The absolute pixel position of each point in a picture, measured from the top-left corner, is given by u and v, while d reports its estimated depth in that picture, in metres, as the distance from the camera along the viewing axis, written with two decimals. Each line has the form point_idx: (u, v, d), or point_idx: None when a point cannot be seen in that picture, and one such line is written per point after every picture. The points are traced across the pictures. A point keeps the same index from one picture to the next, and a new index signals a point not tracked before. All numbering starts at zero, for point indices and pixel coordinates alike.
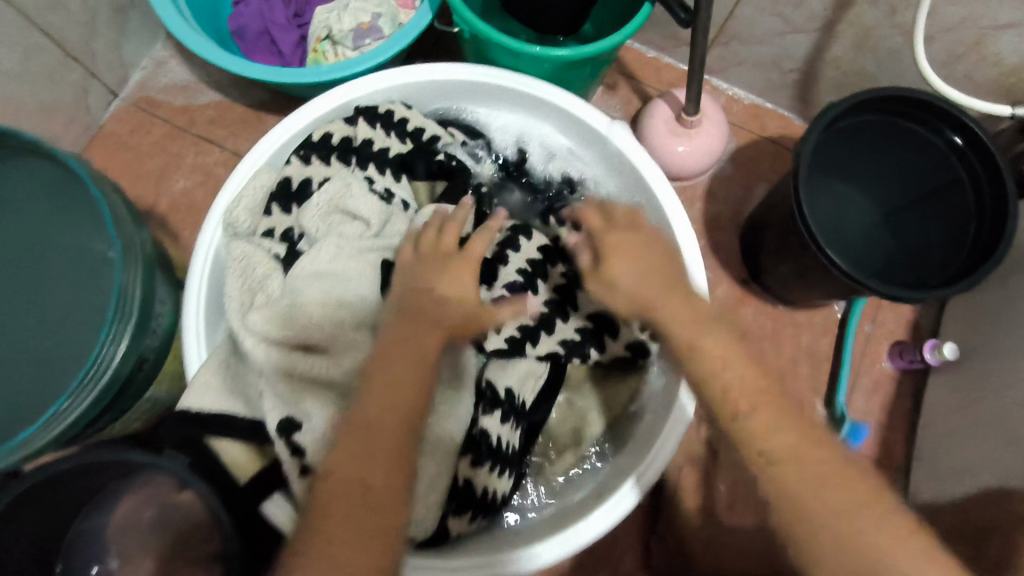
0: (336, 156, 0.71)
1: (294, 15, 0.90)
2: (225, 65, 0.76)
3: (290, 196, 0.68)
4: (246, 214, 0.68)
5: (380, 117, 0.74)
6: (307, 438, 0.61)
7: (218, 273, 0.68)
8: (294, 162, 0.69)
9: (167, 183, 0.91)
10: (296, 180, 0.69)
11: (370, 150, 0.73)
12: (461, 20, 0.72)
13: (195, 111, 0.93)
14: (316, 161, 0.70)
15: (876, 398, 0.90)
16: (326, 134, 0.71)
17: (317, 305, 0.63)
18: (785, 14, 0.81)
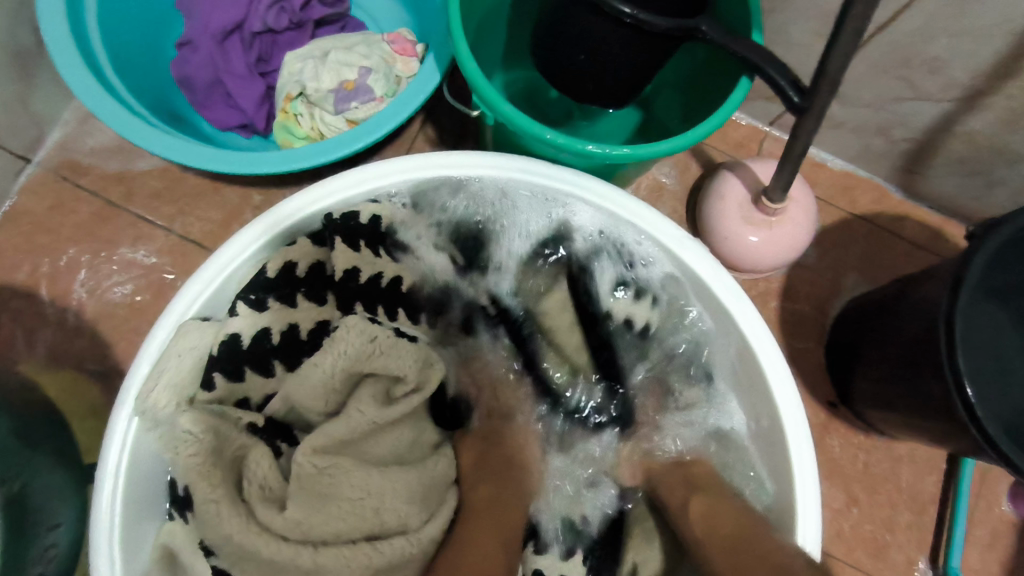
0: (303, 292, 0.53)
1: (257, 60, 0.69)
2: (164, 152, 0.56)
3: (242, 357, 0.50)
4: (169, 391, 0.47)
5: (363, 232, 0.55)
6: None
7: (137, 475, 0.47)
8: (241, 310, 0.49)
9: (95, 278, 0.70)
10: (249, 335, 0.50)
11: (356, 282, 0.56)
12: (483, 102, 0.51)
13: (134, 181, 0.72)
14: (276, 304, 0.51)
15: (990, 553, 0.71)
16: (288, 265, 0.51)
17: (355, 488, 0.50)
18: (914, 80, 0.62)
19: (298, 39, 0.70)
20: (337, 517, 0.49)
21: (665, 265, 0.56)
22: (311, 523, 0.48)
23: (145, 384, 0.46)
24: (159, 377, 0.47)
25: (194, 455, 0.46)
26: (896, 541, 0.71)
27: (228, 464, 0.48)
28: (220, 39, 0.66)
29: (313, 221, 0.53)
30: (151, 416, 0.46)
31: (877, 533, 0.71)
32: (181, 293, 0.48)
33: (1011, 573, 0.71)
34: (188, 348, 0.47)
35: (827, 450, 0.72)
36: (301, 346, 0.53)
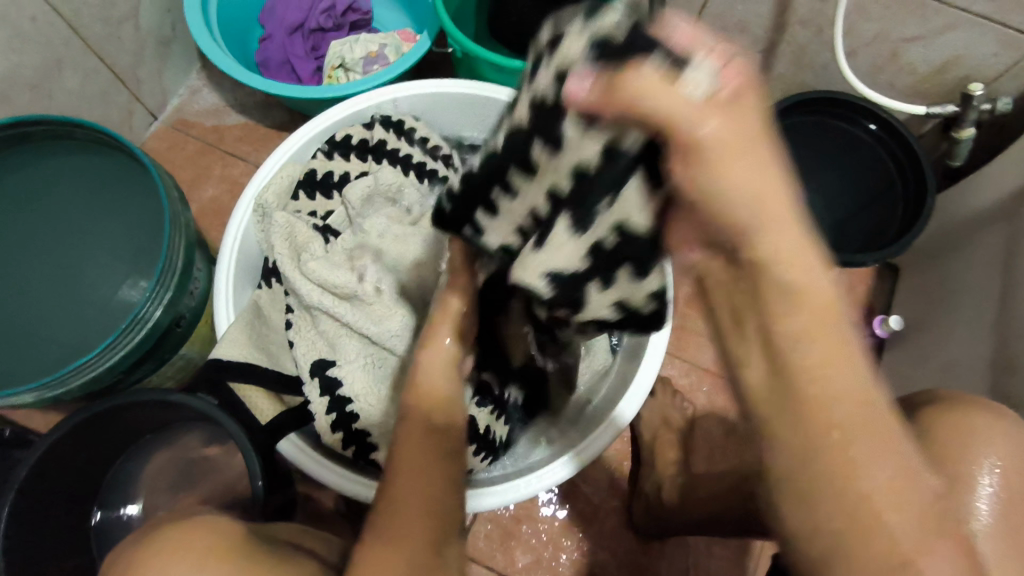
0: (355, 154, 0.83)
1: (312, 48, 1.04)
2: (253, 82, 0.86)
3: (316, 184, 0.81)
4: (274, 196, 0.78)
5: (394, 125, 0.86)
6: (342, 372, 0.72)
7: (245, 250, 0.77)
8: (319, 157, 0.82)
9: (197, 191, 1.02)
10: (321, 171, 0.81)
11: (385, 148, 0.84)
12: (455, 42, 0.85)
13: (224, 131, 1.05)
14: (338, 157, 0.83)
15: None
16: (347, 135, 0.83)
17: (359, 265, 0.74)
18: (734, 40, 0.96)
19: (339, 36, 1.06)
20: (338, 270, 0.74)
21: None
22: (325, 275, 0.72)
23: (260, 190, 0.77)
24: (264, 189, 0.78)
25: (286, 231, 0.76)
26: None
27: (302, 242, 0.76)
28: (289, 32, 1.02)
29: (364, 116, 0.86)
30: (261, 210, 0.77)
31: None
32: (285, 141, 0.80)
33: None
34: (284, 175, 0.80)
35: None
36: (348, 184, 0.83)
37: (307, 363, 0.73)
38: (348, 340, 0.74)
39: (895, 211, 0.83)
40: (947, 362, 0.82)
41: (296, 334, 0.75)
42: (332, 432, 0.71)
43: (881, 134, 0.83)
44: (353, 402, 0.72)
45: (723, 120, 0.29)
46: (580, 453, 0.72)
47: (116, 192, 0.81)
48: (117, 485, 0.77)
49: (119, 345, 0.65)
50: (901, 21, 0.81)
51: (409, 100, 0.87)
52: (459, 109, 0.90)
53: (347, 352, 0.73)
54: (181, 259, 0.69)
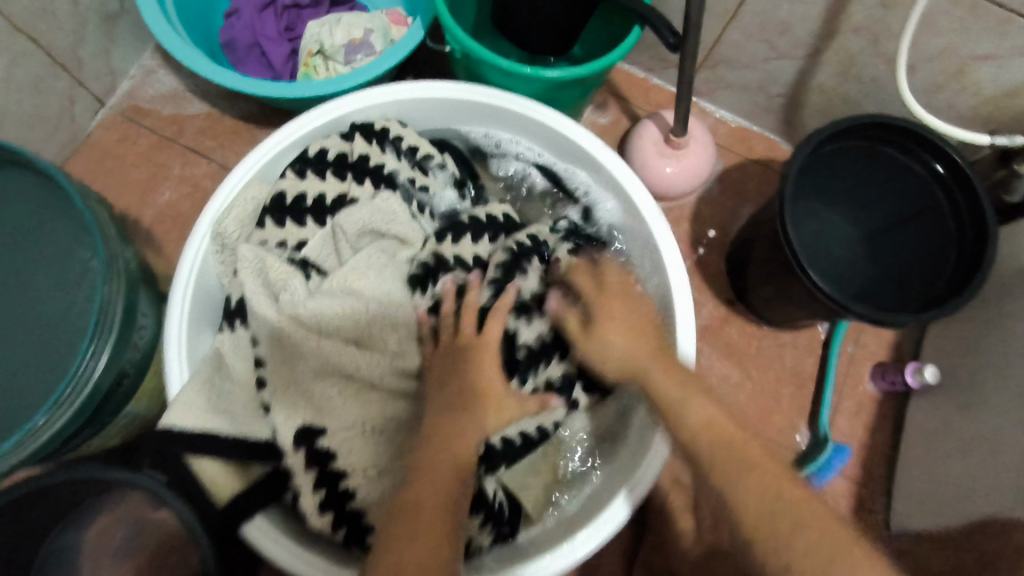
0: (331, 171, 0.71)
1: (286, 29, 0.90)
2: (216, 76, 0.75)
3: (285, 210, 0.68)
4: (235, 224, 0.67)
5: (375, 134, 0.73)
6: (333, 441, 0.64)
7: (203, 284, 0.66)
8: (288, 176, 0.69)
9: (151, 194, 0.89)
10: (291, 194, 0.69)
11: (366, 165, 0.72)
12: (453, 39, 0.72)
13: (185, 121, 0.92)
14: (310, 175, 0.70)
15: (857, 419, 0.90)
16: (321, 149, 0.71)
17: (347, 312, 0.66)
18: (772, 41, 0.83)
19: (317, 14, 0.92)
20: (350, 318, 0.67)
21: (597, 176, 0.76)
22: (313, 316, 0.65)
23: (218, 216, 0.66)
24: (226, 216, 0.66)
25: (255, 268, 0.66)
26: (782, 410, 0.90)
27: (279, 280, 0.66)
28: (260, 9, 0.89)
29: (341, 125, 0.73)
30: (220, 242, 0.67)
31: (768, 404, 0.90)
32: (250, 156, 0.68)
33: (873, 435, 0.90)
34: (250, 197, 0.68)
35: (728, 338, 0.92)
36: (322, 209, 0.70)
37: (289, 431, 0.62)
38: (336, 405, 0.66)
39: (947, 258, 0.72)
40: (979, 426, 0.74)
41: (272, 395, 0.64)
42: (319, 513, 0.62)
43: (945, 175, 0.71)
44: (347, 478, 0.64)
45: (624, 344, 0.62)
46: (632, 491, 0.64)
47: (36, 217, 0.67)
48: (52, 563, 0.66)
49: (57, 412, 0.55)
50: (975, 36, 0.69)
51: (394, 102, 0.74)
52: (456, 109, 0.76)
53: (338, 420, 0.65)
54: (120, 311, 0.59)
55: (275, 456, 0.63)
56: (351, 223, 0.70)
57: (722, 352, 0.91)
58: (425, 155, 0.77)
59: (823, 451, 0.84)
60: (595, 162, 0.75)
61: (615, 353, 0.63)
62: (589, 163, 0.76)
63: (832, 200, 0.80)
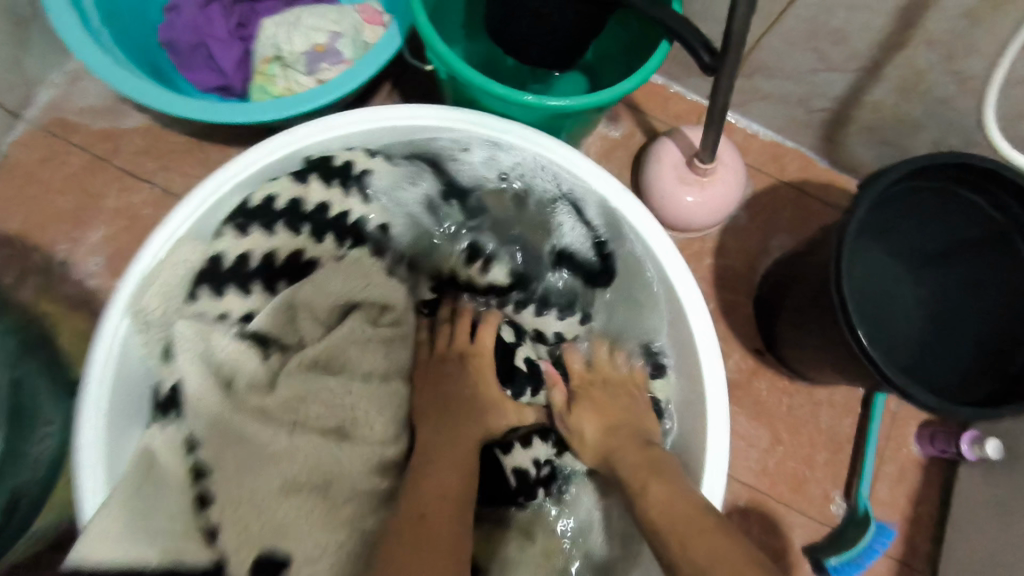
0: (283, 223, 0.58)
1: (237, 26, 0.75)
2: (159, 104, 0.63)
3: (224, 276, 0.55)
4: (160, 298, 0.54)
5: (337, 173, 0.60)
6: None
7: (123, 374, 0.52)
8: (227, 234, 0.56)
9: (82, 227, 0.75)
10: (231, 256, 0.56)
11: (326, 216, 0.60)
12: (436, 57, 0.58)
13: (120, 138, 0.78)
14: (255, 231, 0.57)
15: (899, 486, 0.79)
16: (269, 197, 0.57)
17: (319, 401, 0.54)
18: (821, 51, 0.69)
19: (275, 8, 0.76)
20: (324, 406, 0.54)
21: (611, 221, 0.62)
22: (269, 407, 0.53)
23: (135, 291, 0.52)
24: (148, 289, 0.53)
25: (196, 348, 0.53)
26: (815, 477, 0.79)
27: (228, 365, 0.53)
28: (203, 2, 0.73)
29: (293, 162, 0.59)
30: (143, 320, 0.53)
31: (799, 470, 0.80)
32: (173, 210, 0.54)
33: (916, 505, 0.79)
34: (176, 262, 0.54)
35: (755, 393, 0.81)
36: (275, 270, 0.58)
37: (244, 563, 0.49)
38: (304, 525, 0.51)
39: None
40: None
41: (219, 516, 0.50)
42: None
43: None
44: None
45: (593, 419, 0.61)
46: None
47: None
48: None
49: None
50: None
51: (365, 134, 0.59)
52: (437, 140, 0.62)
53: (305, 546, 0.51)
54: None
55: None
56: (321, 300, 0.57)
57: (747, 410, 0.80)
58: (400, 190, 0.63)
59: (866, 534, 0.74)
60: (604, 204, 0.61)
61: (588, 443, 0.60)
62: (597, 205, 0.62)
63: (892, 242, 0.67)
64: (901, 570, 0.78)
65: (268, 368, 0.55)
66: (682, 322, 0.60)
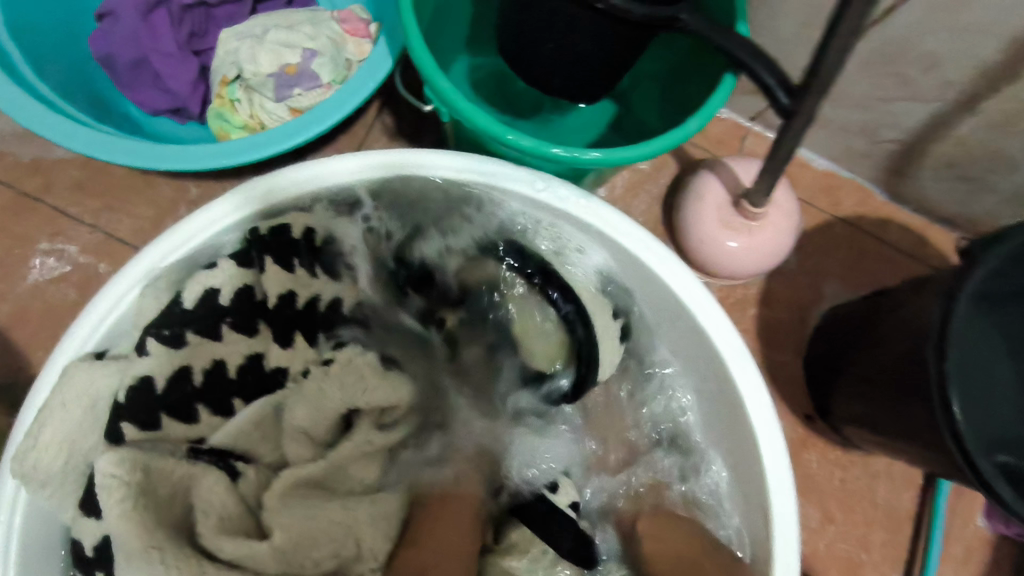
0: (233, 320, 0.45)
1: (191, 38, 0.62)
2: (86, 146, 0.50)
3: (159, 402, 0.43)
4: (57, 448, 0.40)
5: (298, 248, 0.49)
6: None
7: (26, 545, 0.40)
8: (152, 348, 0.43)
9: (7, 278, 0.63)
10: (162, 377, 0.43)
11: (293, 308, 0.48)
12: (438, 96, 0.45)
13: (53, 170, 0.65)
14: (194, 337, 0.44)
15: (965, 571, 0.69)
16: (208, 291, 0.44)
17: (308, 524, 0.43)
18: (906, 77, 0.58)
19: (238, 15, 0.63)
20: (314, 542, 0.43)
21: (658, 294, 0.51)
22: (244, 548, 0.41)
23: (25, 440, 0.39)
24: (40, 435, 0.40)
25: (128, 490, 0.39)
26: (871, 561, 0.68)
27: (173, 508, 0.41)
28: (146, 9, 0.59)
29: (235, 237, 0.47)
30: (34, 479, 0.39)
31: (852, 553, 0.68)
32: (79, 321, 0.42)
33: None
34: (76, 396, 0.41)
35: (804, 467, 0.69)
36: (227, 386, 0.46)
37: None
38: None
39: None
40: None
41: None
42: None
43: None
44: None
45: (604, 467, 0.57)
46: None
47: None
48: None
49: None
50: None
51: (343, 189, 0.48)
52: (427, 194, 0.51)
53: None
54: None
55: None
56: (303, 408, 0.46)
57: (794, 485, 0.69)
58: None
59: None
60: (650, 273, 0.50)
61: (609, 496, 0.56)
62: (643, 275, 0.51)
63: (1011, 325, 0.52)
64: None
65: (240, 498, 0.43)
66: (743, 421, 0.49)
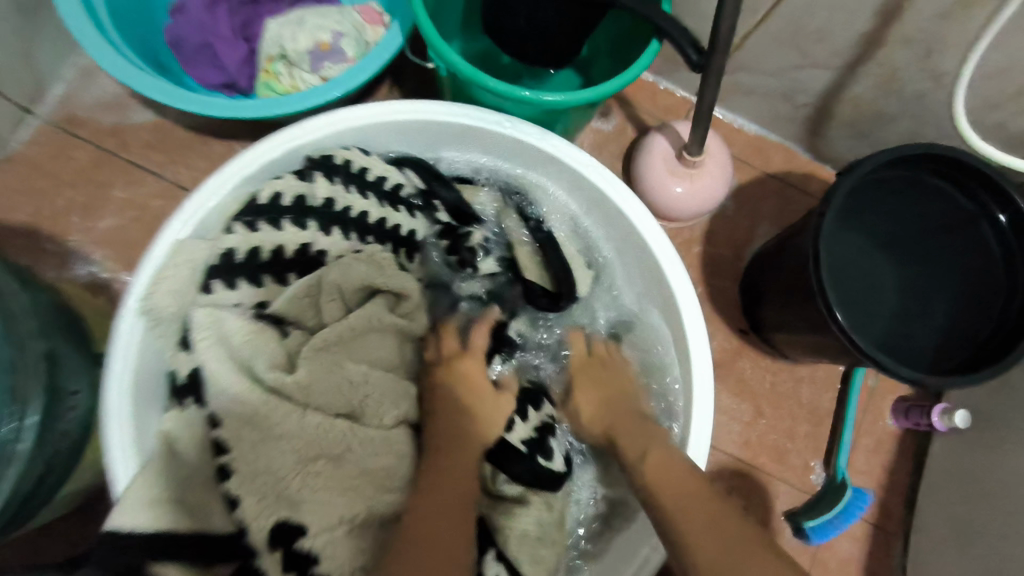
0: (290, 220, 0.60)
1: (241, 27, 0.78)
2: (171, 101, 0.65)
3: (238, 269, 0.57)
4: (169, 298, 0.55)
5: (339, 169, 0.62)
6: (315, 542, 0.53)
7: (141, 370, 0.54)
8: (238, 230, 0.57)
9: (93, 216, 0.78)
10: (242, 252, 0.57)
11: (332, 211, 0.62)
12: (438, 56, 0.61)
13: (128, 133, 0.80)
14: (265, 226, 0.59)
15: (875, 456, 0.85)
16: (275, 195, 0.59)
17: (335, 373, 0.57)
18: (804, 49, 0.73)
19: (279, 9, 0.79)
20: (334, 390, 0.57)
21: (603, 206, 0.68)
22: (298, 379, 0.55)
23: (147, 290, 0.54)
24: (158, 285, 0.54)
25: (212, 332, 0.54)
26: (796, 448, 0.84)
27: (247, 350, 0.55)
28: (209, 4, 0.75)
29: (294, 159, 0.62)
30: (154, 319, 0.55)
31: (780, 442, 0.84)
32: (178, 214, 0.56)
33: (891, 475, 0.84)
34: (184, 260, 0.55)
35: (739, 371, 0.85)
36: (285, 263, 0.60)
37: (262, 531, 0.52)
38: (319, 497, 0.54)
39: (993, 310, 0.64)
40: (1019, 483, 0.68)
41: (239, 489, 0.53)
42: None
43: (1006, 230, 0.63)
44: (319, 566, 0.53)
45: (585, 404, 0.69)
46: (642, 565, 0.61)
47: None
48: None
49: None
50: None
51: (370, 129, 0.64)
52: (438, 133, 0.67)
53: (317, 516, 0.54)
54: (39, 398, 0.48)
55: (242, 554, 0.52)
56: (346, 280, 0.60)
57: (732, 387, 0.85)
58: (395, 184, 0.67)
59: (844, 497, 0.79)
60: (596, 189, 0.67)
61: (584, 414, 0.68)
62: (590, 193, 0.68)
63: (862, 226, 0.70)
64: (877, 533, 0.83)
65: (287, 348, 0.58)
66: (669, 295, 0.67)
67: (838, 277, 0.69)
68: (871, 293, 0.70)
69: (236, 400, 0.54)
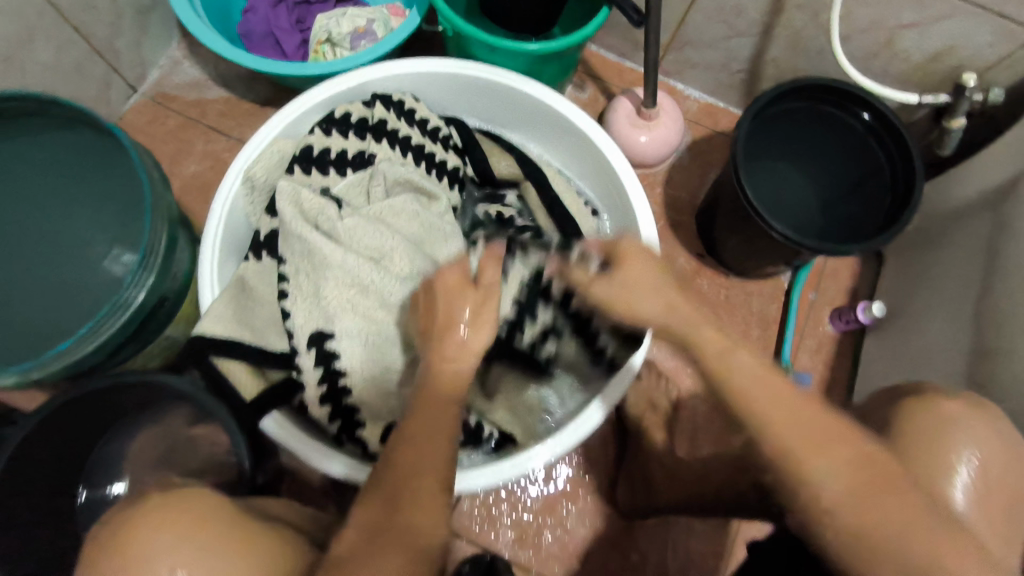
0: (353, 131, 0.82)
1: (297, 21, 1.02)
2: (245, 61, 0.84)
3: (312, 160, 0.79)
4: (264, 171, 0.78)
5: (393, 104, 0.84)
6: (341, 345, 0.72)
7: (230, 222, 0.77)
8: (317, 133, 0.81)
9: (180, 166, 1.00)
10: (318, 148, 0.80)
11: (385, 128, 0.83)
12: (446, 21, 0.83)
13: (207, 105, 1.03)
14: (336, 134, 0.81)
15: (817, 355, 1.00)
16: (347, 113, 0.82)
17: (373, 236, 0.75)
18: (729, 22, 0.94)
19: (324, 8, 1.03)
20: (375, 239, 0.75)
21: (571, 139, 0.88)
22: (351, 237, 0.74)
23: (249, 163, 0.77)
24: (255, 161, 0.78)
25: (293, 197, 0.74)
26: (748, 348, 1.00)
27: (314, 210, 0.74)
28: (273, 4, 0.99)
29: (363, 93, 0.85)
30: (250, 184, 0.78)
31: None
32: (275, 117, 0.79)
33: (832, 370, 1.00)
34: (275, 148, 0.79)
35: (698, 286, 1.02)
36: (346, 161, 0.82)
37: (305, 333, 0.72)
38: (347, 315, 0.72)
39: (883, 200, 0.83)
40: (923, 347, 0.84)
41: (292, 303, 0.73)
42: (319, 404, 0.71)
43: (874, 125, 0.82)
44: (346, 377, 0.72)
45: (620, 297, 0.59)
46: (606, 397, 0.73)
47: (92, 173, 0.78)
48: (100, 463, 0.82)
49: (105, 326, 0.66)
50: (899, 7, 0.79)
51: (412, 77, 0.86)
52: (463, 91, 0.89)
53: (347, 325, 0.72)
54: (164, 243, 0.70)
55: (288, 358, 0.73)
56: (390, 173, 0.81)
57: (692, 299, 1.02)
58: (434, 126, 0.88)
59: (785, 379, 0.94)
60: (565, 123, 0.86)
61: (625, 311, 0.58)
62: (562, 129, 0.88)
63: (776, 153, 0.90)
64: None
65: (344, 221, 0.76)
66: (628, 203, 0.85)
67: (767, 199, 0.89)
68: (793, 202, 0.90)
69: (306, 246, 0.73)
